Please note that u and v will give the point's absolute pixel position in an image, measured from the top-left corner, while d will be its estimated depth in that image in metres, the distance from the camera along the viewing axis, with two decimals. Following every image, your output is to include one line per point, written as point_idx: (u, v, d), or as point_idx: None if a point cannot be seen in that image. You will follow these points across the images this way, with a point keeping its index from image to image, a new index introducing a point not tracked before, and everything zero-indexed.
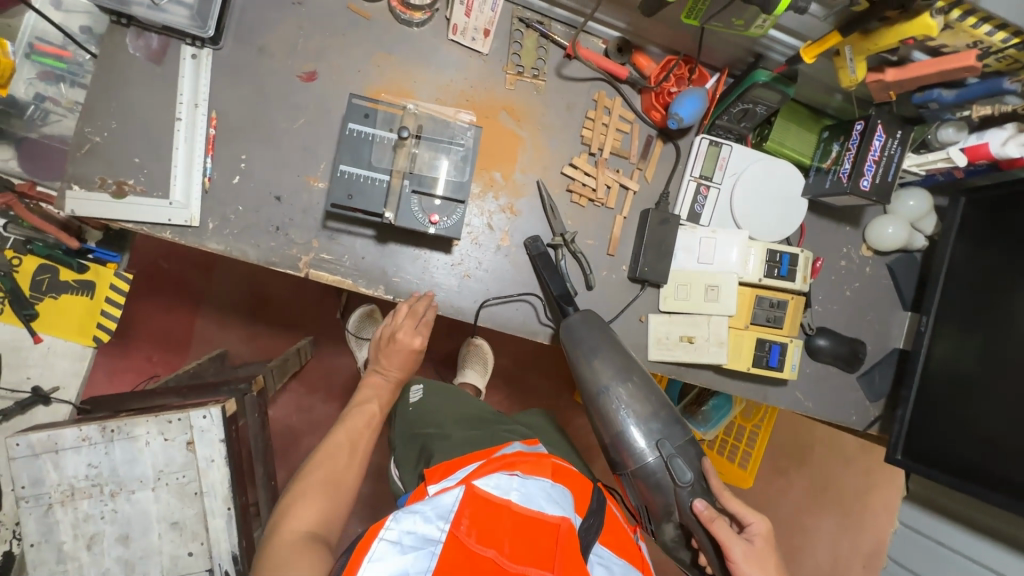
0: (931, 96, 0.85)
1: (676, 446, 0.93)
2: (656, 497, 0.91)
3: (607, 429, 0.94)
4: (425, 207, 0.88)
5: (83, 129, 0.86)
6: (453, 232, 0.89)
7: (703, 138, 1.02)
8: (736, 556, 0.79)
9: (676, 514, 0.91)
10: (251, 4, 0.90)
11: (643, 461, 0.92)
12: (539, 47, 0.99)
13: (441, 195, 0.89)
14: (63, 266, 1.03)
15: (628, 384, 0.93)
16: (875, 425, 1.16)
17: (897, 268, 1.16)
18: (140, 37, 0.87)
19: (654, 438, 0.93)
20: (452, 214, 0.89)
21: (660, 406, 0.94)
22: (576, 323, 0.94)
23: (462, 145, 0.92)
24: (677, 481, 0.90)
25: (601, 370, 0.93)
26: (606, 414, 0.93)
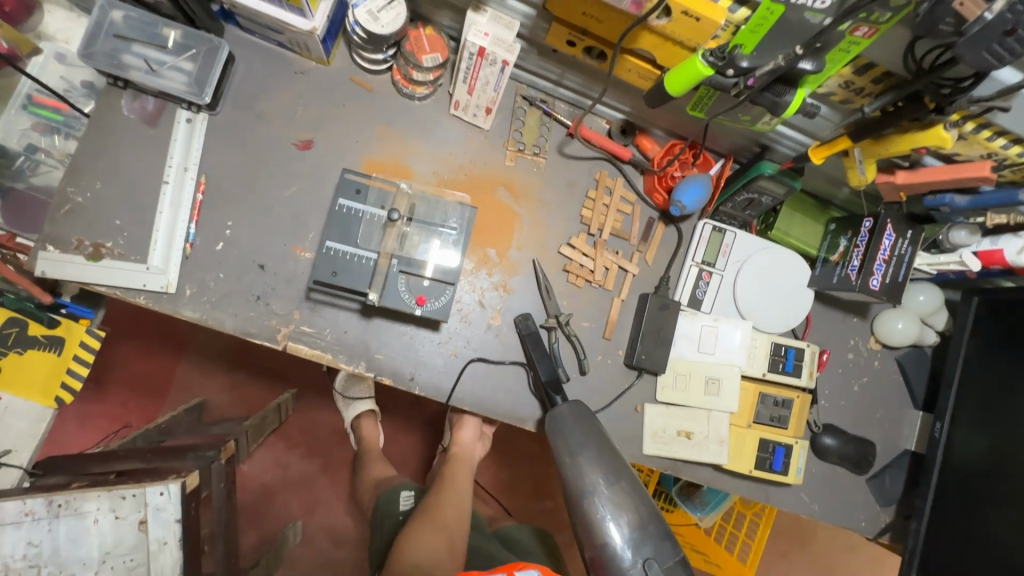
0: (944, 200, 0.82)
1: (665, 567, 0.81)
2: None
3: (590, 540, 0.82)
4: (412, 288, 0.85)
5: (66, 187, 0.83)
6: (440, 315, 0.85)
7: (706, 223, 0.99)
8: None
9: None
10: (253, 71, 0.89)
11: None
12: (542, 124, 0.98)
13: (430, 275, 0.86)
14: (32, 320, 0.98)
15: (615, 487, 0.84)
16: (887, 533, 1.07)
17: (907, 363, 1.10)
18: (136, 100, 0.85)
19: (642, 556, 0.81)
20: (440, 295, 0.86)
21: (650, 515, 0.84)
22: (565, 415, 0.87)
23: (455, 226, 0.90)
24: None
25: (587, 469, 0.84)
26: (590, 522, 0.83)
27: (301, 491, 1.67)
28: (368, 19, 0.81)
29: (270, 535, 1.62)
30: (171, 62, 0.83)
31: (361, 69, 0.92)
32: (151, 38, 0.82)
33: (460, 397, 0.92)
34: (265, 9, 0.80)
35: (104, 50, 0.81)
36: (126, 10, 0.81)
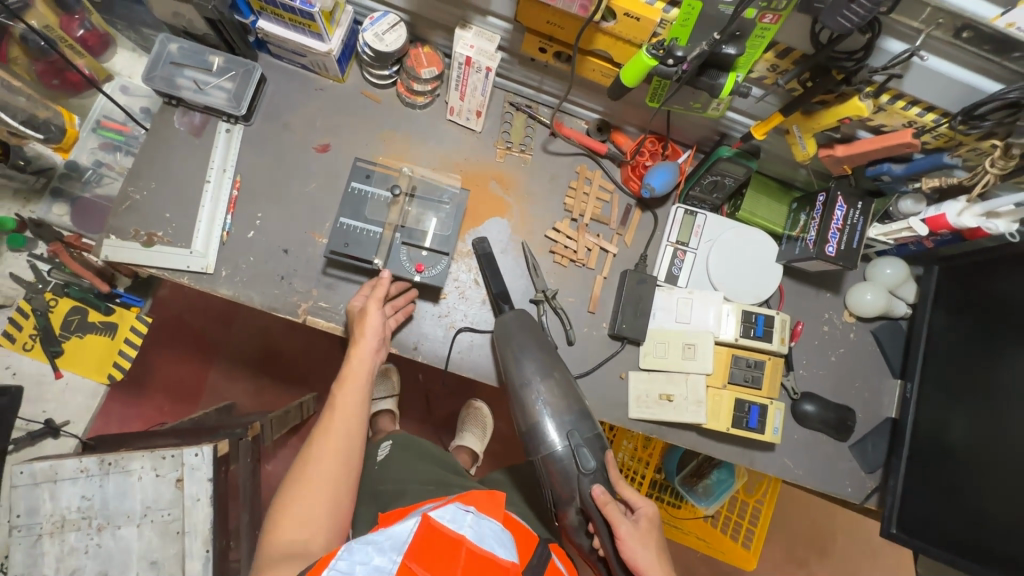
0: (882, 168, 0.92)
1: (585, 438, 0.98)
2: (564, 486, 0.97)
3: (525, 419, 0.99)
4: (412, 256, 0.99)
5: (127, 188, 1.00)
6: (438, 281, 0.99)
7: (678, 207, 1.10)
8: (623, 534, 0.87)
9: (577, 501, 0.96)
10: (280, 90, 1.06)
11: (552, 448, 0.98)
12: (527, 126, 1.12)
13: (429, 246, 1.00)
14: (92, 308, 1.14)
15: (550, 380, 0.99)
16: (873, 498, 1.11)
17: (882, 334, 1.16)
18: (186, 115, 1.03)
19: (567, 429, 0.98)
20: (437, 264, 1.00)
21: (574, 401, 0.99)
22: (511, 321, 1.00)
23: (448, 204, 1.04)
24: (580, 468, 0.96)
25: (528, 366, 0.98)
26: (527, 406, 0.99)
27: None
28: (374, 40, 0.97)
29: None
30: (215, 83, 1.00)
31: (370, 85, 1.09)
32: (199, 64, 1.01)
33: (458, 364, 1.03)
34: (291, 36, 0.97)
35: (161, 75, 0.99)
36: (181, 43, 0.99)
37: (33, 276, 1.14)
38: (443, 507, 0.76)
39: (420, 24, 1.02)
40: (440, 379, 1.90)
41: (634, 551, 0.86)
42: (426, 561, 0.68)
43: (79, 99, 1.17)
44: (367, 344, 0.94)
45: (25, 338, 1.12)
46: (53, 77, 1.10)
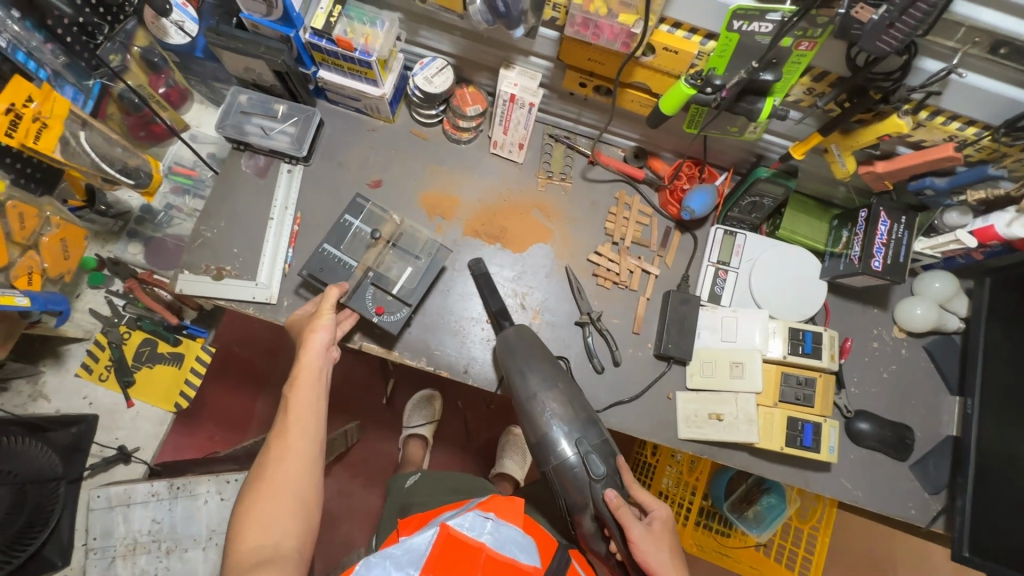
0: (925, 182, 0.94)
1: (593, 444, 0.99)
2: (575, 493, 0.98)
3: (534, 429, 1.00)
4: (376, 298, 1.02)
5: (201, 227, 1.08)
6: (394, 327, 1.01)
7: (718, 228, 1.13)
8: (636, 536, 0.90)
9: (591, 508, 0.98)
10: (337, 132, 1.14)
11: (562, 457, 0.99)
12: (566, 156, 1.17)
13: (396, 291, 1.02)
14: (162, 339, 1.23)
15: (554, 391, 1.00)
16: (940, 521, 1.06)
17: (936, 350, 1.14)
18: (252, 158, 1.11)
19: (575, 438, 0.98)
20: (397, 310, 1.02)
21: (580, 408, 1.00)
22: (512, 336, 1.02)
23: (426, 258, 1.06)
24: (591, 475, 0.96)
25: (530, 378, 1.00)
26: (532, 417, 1.00)
27: (363, 519, 1.78)
28: (424, 83, 1.05)
29: (335, 561, 1.72)
30: (280, 128, 1.09)
31: (418, 124, 1.16)
32: (266, 112, 1.09)
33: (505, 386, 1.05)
34: (348, 82, 1.05)
35: (232, 123, 1.08)
36: (250, 93, 1.09)
37: (109, 310, 1.23)
38: (461, 516, 0.88)
39: (466, 66, 1.09)
40: (478, 406, 1.93)
41: (646, 552, 0.89)
42: (444, 567, 0.81)
43: (159, 146, 1.24)
44: (315, 343, 0.91)
45: (101, 369, 1.20)
46: (140, 130, 1.18)
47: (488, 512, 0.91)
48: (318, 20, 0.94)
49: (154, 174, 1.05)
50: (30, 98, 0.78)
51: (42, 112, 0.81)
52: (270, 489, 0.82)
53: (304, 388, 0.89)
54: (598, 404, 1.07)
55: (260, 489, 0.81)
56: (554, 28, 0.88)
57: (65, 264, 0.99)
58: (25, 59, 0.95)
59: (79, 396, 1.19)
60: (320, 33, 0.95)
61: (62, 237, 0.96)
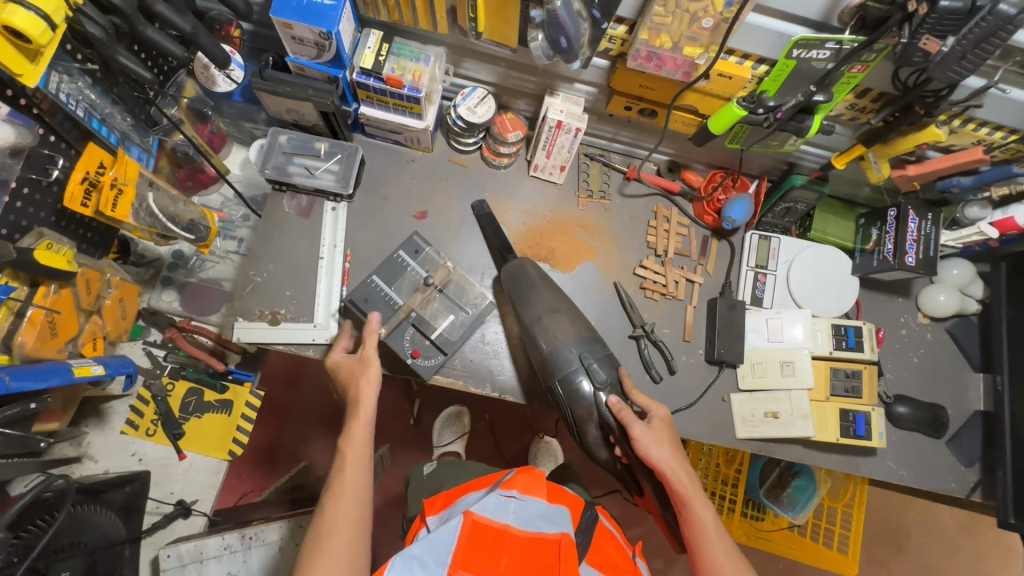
0: (952, 182, 0.99)
1: (598, 356, 1.04)
2: (579, 403, 1.02)
3: (537, 350, 1.03)
4: (414, 341, 1.01)
5: (248, 272, 1.07)
6: (427, 371, 1.00)
7: (753, 233, 1.18)
8: (638, 433, 0.93)
9: (596, 414, 1.02)
10: (376, 165, 1.14)
11: (568, 368, 1.02)
12: (603, 174, 1.20)
13: (434, 337, 1.01)
14: (208, 388, 1.20)
15: (557, 315, 1.05)
16: (978, 491, 1.14)
17: (957, 331, 1.22)
18: (294, 198, 1.10)
19: (578, 356, 1.03)
20: (432, 356, 1.01)
21: (584, 327, 1.06)
22: (515, 267, 1.08)
23: (473, 309, 1.08)
24: (595, 383, 1.01)
25: (553, 325, 1.04)
26: (536, 340, 1.03)
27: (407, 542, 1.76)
28: (468, 113, 1.06)
29: None
30: (323, 166, 1.08)
31: (456, 152, 1.17)
32: (308, 151, 1.08)
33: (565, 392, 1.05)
34: (392, 117, 1.05)
35: (274, 164, 1.07)
36: (290, 133, 1.07)
37: (150, 362, 1.20)
38: (482, 499, 0.89)
39: (505, 94, 1.10)
40: (506, 417, 1.94)
41: (648, 447, 0.92)
42: (474, 558, 0.82)
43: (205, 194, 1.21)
44: (366, 401, 0.92)
45: (147, 424, 1.17)
46: (189, 180, 1.16)
47: (511, 488, 0.91)
48: (366, 59, 0.94)
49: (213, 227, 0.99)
50: (103, 163, 0.80)
51: (121, 179, 0.81)
52: (327, 549, 0.78)
53: (355, 448, 0.89)
54: None
55: (314, 554, 0.78)
56: (607, 57, 0.90)
57: (122, 323, 0.95)
58: (100, 126, 0.87)
59: (128, 454, 1.16)
60: (368, 72, 0.94)
61: (122, 296, 0.93)
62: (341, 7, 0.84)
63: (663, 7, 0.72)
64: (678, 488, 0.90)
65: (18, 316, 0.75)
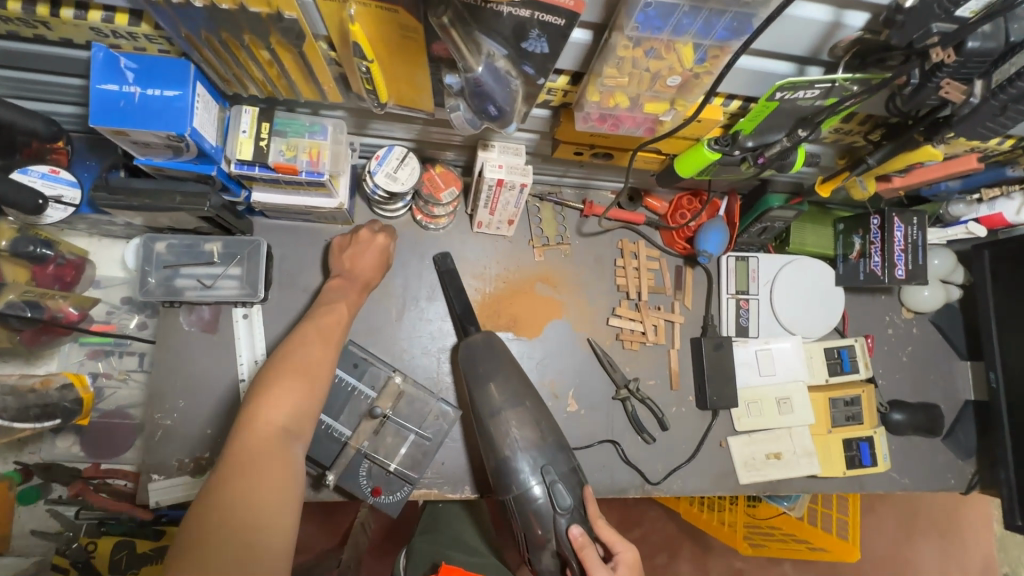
0: (940, 188, 0.90)
1: (561, 471, 0.84)
2: (535, 525, 0.81)
3: (493, 453, 0.84)
4: (373, 476, 0.81)
5: (154, 415, 0.88)
6: (394, 509, 0.81)
7: (730, 256, 1.06)
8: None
9: (553, 545, 0.81)
10: (289, 252, 0.94)
11: (523, 486, 0.82)
12: (557, 215, 1.04)
13: (395, 469, 0.81)
14: (140, 538, 1.00)
15: (519, 408, 0.86)
16: (977, 483, 1.13)
17: (942, 321, 1.17)
18: (193, 312, 0.90)
19: (537, 464, 0.83)
20: (397, 488, 0.82)
21: (549, 429, 0.86)
22: (479, 343, 0.90)
23: (433, 434, 0.84)
24: (556, 507, 0.81)
25: (514, 424, 0.84)
26: (492, 441, 0.84)
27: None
28: (388, 181, 0.86)
29: None
30: (222, 273, 0.87)
31: (382, 218, 0.97)
32: (197, 257, 0.86)
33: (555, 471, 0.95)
34: (294, 199, 0.84)
35: (158, 281, 0.85)
36: (169, 240, 0.85)
37: (59, 524, 1.00)
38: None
39: (429, 147, 0.91)
40: None
41: None
42: None
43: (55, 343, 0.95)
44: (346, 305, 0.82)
45: None
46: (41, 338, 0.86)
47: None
48: (243, 147, 0.73)
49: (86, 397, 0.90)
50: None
51: None
52: (290, 375, 0.67)
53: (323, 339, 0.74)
54: (656, 475, 1.01)
55: (277, 370, 0.67)
56: (547, 107, 0.73)
57: None
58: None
59: None
60: (250, 163, 0.74)
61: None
62: (190, 96, 0.63)
63: (616, 68, 0.55)
64: None
65: None
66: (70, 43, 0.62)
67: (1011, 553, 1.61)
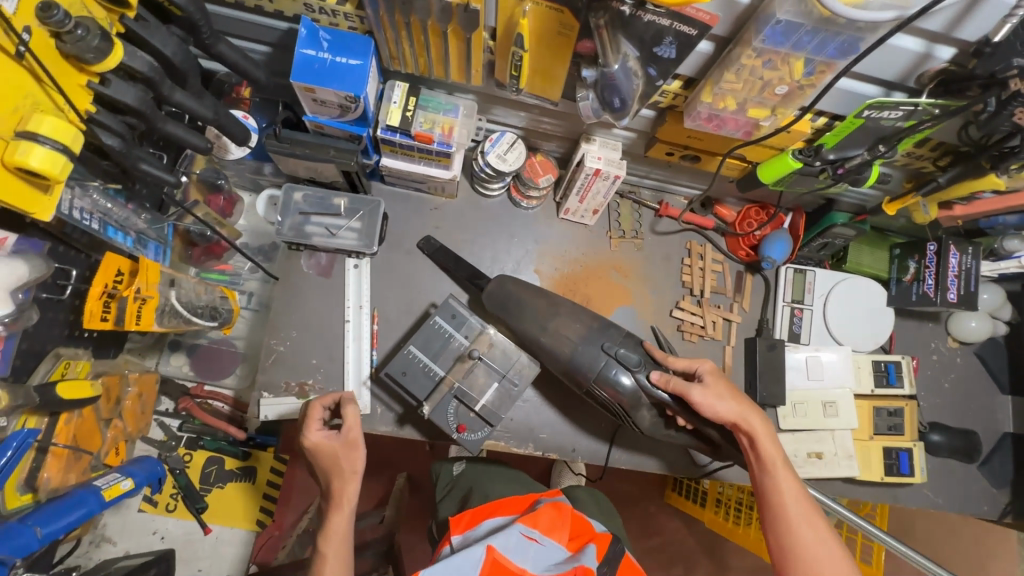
0: (997, 221, 0.98)
1: (619, 341, 0.93)
2: (622, 395, 0.91)
3: (556, 362, 0.95)
4: (459, 415, 0.91)
5: (270, 341, 1.00)
6: (474, 447, 0.91)
7: (789, 267, 1.15)
8: (697, 398, 0.83)
9: (645, 399, 0.91)
10: (398, 216, 1.07)
11: (597, 367, 0.91)
12: (634, 212, 1.15)
13: (479, 410, 0.91)
14: (229, 456, 1.13)
15: (558, 319, 0.96)
16: (1009, 513, 1.17)
17: (986, 354, 1.22)
18: (312, 257, 1.03)
19: (599, 346, 0.93)
20: (479, 429, 0.91)
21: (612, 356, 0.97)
22: (496, 290, 1.00)
23: (517, 382, 0.95)
24: (631, 369, 0.90)
25: (561, 329, 0.95)
26: (546, 349, 0.95)
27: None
28: (497, 161, 0.98)
29: None
30: (345, 225, 1.00)
31: (481, 196, 1.10)
32: (326, 208, 1.00)
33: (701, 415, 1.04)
34: (416, 168, 0.97)
35: (290, 225, 0.98)
36: (306, 191, 0.99)
37: (163, 434, 1.11)
38: (503, 533, 0.76)
39: (533, 137, 1.03)
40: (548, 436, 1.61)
41: (713, 406, 0.83)
42: None
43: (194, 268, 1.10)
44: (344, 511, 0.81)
45: (166, 500, 1.09)
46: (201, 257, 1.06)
47: (533, 527, 0.79)
48: (392, 115, 0.86)
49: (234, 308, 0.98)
50: (121, 273, 0.74)
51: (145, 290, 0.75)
52: None
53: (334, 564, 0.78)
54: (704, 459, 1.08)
55: None
56: (655, 108, 0.85)
57: (140, 416, 0.97)
58: (114, 232, 0.80)
59: (149, 534, 1.08)
60: (395, 129, 0.86)
61: (141, 393, 0.96)
62: (369, 66, 0.76)
63: (735, 74, 0.67)
64: (757, 443, 0.81)
65: (41, 454, 0.75)
66: (281, 15, 0.76)
67: None
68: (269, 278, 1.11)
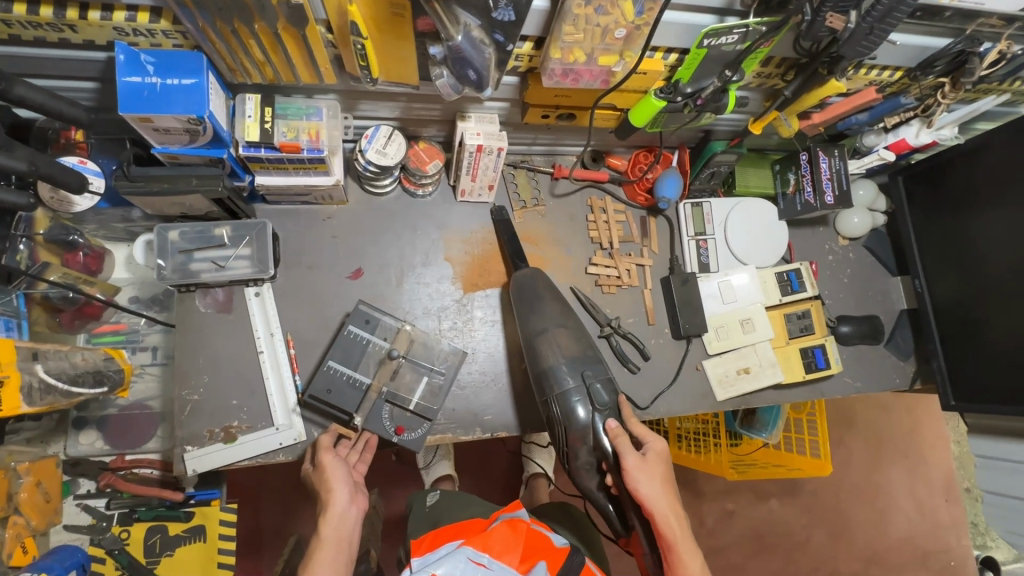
0: (852, 121, 1.06)
1: (598, 376, 0.99)
2: (574, 428, 0.96)
3: (535, 365, 0.99)
4: (395, 417, 0.95)
5: (182, 393, 0.94)
6: (416, 445, 0.95)
7: (686, 204, 1.20)
8: (629, 466, 0.88)
9: (589, 439, 0.96)
10: (291, 233, 1.03)
11: (564, 387, 0.97)
12: (530, 180, 1.16)
13: (414, 408, 0.95)
14: (170, 521, 1.05)
15: (561, 331, 1.01)
16: (918, 380, 1.29)
17: (872, 244, 1.33)
18: (207, 295, 0.97)
19: (578, 372, 0.98)
20: (418, 426, 0.95)
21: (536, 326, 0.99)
22: (526, 279, 1.03)
23: (445, 370, 0.99)
24: (594, 405, 0.97)
25: (558, 340, 1.00)
26: (536, 352, 0.99)
27: None
28: (378, 156, 0.96)
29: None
30: (233, 254, 0.95)
31: (373, 196, 1.07)
32: (208, 241, 0.94)
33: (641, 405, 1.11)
34: (295, 180, 0.93)
35: (173, 268, 0.93)
36: (181, 228, 0.92)
37: (91, 517, 1.03)
38: (449, 562, 0.78)
39: (411, 125, 1.01)
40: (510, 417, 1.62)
41: (638, 482, 0.87)
42: None
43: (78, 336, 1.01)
44: (336, 508, 0.84)
45: None
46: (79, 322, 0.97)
47: (483, 551, 0.80)
48: (249, 130, 0.81)
49: (125, 367, 0.96)
50: None
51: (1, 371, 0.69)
52: None
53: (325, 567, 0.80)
54: (644, 401, 1.12)
55: None
56: (516, 74, 0.85)
57: (48, 507, 0.97)
58: None
59: None
60: (256, 144, 0.82)
61: (38, 481, 0.95)
62: (205, 83, 0.71)
63: (573, 25, 0.68)
64: (667, 535, 0.85)
65: None
66: (93, 45, 0.70)
67: (968, 468, 1.84)
68: (168, 328, 1.04)
